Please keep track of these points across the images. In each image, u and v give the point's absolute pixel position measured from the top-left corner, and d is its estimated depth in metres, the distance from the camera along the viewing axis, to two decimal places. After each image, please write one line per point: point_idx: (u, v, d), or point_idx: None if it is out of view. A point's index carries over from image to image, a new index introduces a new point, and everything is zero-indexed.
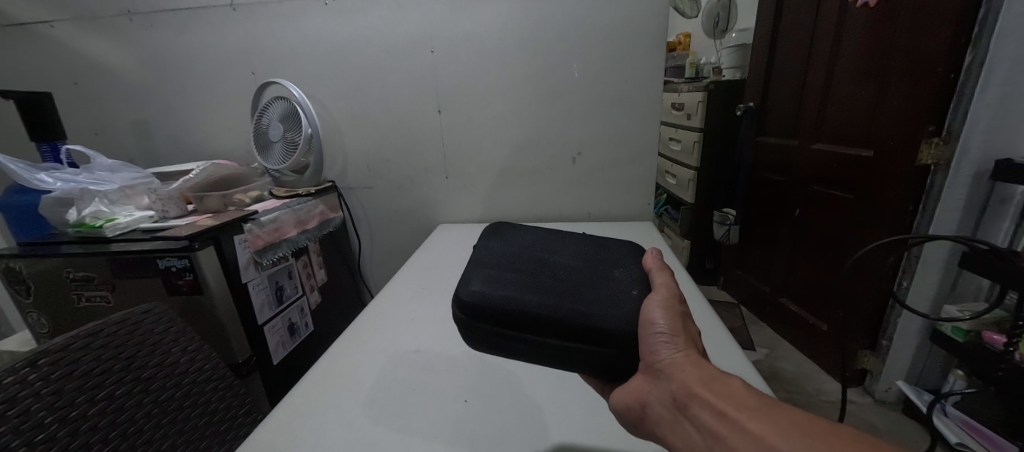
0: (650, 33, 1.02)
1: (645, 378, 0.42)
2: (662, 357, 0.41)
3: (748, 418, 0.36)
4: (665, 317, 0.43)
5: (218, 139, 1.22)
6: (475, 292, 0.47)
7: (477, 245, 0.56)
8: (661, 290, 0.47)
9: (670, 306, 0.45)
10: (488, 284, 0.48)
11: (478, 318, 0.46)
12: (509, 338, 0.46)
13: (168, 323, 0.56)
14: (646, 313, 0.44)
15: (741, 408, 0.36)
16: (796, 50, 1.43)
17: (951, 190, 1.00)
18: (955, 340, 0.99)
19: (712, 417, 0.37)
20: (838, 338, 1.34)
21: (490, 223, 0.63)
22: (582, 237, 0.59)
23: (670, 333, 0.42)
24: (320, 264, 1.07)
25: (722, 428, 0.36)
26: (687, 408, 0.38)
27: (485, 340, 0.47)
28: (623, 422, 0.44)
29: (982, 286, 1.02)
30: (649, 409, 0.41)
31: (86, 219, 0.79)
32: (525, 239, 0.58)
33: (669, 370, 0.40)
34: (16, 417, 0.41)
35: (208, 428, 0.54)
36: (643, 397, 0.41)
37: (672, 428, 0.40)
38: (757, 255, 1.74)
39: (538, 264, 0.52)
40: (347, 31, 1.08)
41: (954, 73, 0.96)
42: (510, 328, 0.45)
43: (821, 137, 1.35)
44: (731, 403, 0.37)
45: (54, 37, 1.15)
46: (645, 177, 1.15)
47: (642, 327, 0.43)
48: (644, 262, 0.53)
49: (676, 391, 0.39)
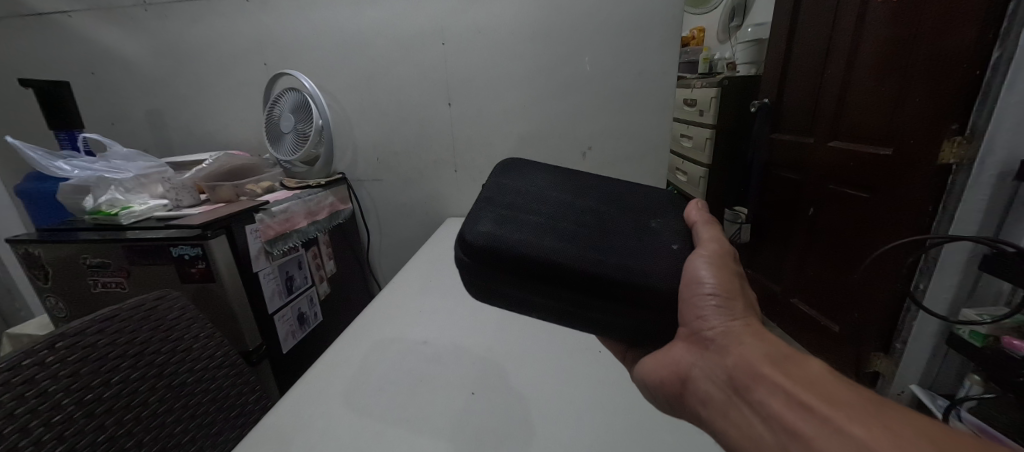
0: (664, 26, 1.00)
1: (693, 346, 0.43)
2: (714, 325, 0.43)
3: (845, 419, 0.34)
4: (714, 277, 0.44)
5: (231, 129, 1.23)
6: (484, 233, 0.45)
7: (489, 183, 0.54)
8: (710, 245, 0.47)
9: (719, 264, 0.45)
10: (500, 225, 0.46)
11: (486, 260, 0.44)
12: (517, 285, 0.44)
13: (182, 309, 0.57)
14: (693, 273, 0.44)
15: (827, 401, 0.36)
16: (813, 43, 1.39)
17: (972, 190, 0.97)
18: (973, 344, 0.96)
19: (783, 404, 0.37)
20: (850, 339, 1.32)
21: (504, 159, 0.60)
22: (613, 180, 0.58)
23: (722, 297, 0.43)
24: (329, 256, 1.08)
25: (795, 418, 0.36)
26: (746, 390, 0.39)
27: (493, 287, 0.46)
28: (662, 394, 0.46)
29: (1003, 290, 0.97)
30: (695, 379, 0.42)
31: (102, 206, 0.81)
32: (541, 179, 0.56)
33: (722, 341, 0.42)
34: (35, 397, 0.41)
35: (219, 414, 0.55)
36: (689, 367, 0.43)
37: (722, 408, 0.40)
38: (768, 254, 1.71)
39: (557, 208, 0.50)
40: (358, 22, 1.08)
41: (980, 70, 0.92)
42: (518, 273, 0.44)
43: (838, 134, 1.33)
44: (813, 393, 0.36)
45: (71, 27, 1.17)
46: (657, 173, 1.13)
47: (691, 286, 0.44)
48: (688, 216, 0.53)
49: (731, 367, 0.40)
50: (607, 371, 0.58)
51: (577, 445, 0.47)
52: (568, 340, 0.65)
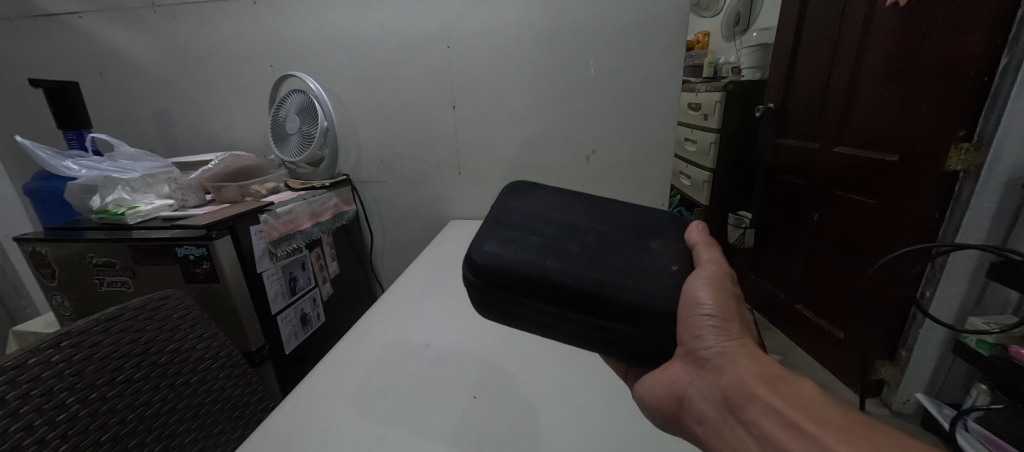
0: (669, 30, 1.00)
1: (688, 367, 0.43)
2: (709, 345, 0.42)
3: (831, 437, 0.35)
4: (712, 299, 0.44)
5: (237, 130, 1.24)
6: (489, 252, 0.45)
7: (496, 202, 0.54)
8: (710, 268, 0.47)
9: (718, 286, 0.45)
10: (505, 246, 0.46)
11: (490, 279, 0.44)
12: (521, 303, 0.45)
13: (186, 309, 0.57)
14: (692, 295, 0.44)
15: (820, 423, 0.36)
16: (819, 48, 1.39)
17: (980, 197, 0.96)
18: (980, 353, 0.95)
19: (775, 424, 0.37)
20: (856, 346, 1.31)
21: (511, 179, 0.61)
22: (614, 201, 0.58)
23: (719, 319, 0.42)
24: (332, 257, 1.08)
25: (786, 438, 0.36)
26: (739, 410, 0.39)
27: (497, 306, 0.46)
28: (657, 411, 0.46)
29: (1010, 299, 0.96)
30: (690, 400, 0.42)
31: (109, 205, 0.81)
32: (546, 198, 0.56)
33: (718, 361, 0.41)
34: (40, 396, 0.42)
35: (222, 414, 0.55)
36: (684, 387, 0.43)
37: (717, 427, 0.40)
38: (772, 259, 1.70)
39: (562, 227, 0.51)
40: (365, 24, 1.08)
41: (988, 76, 0.92)
42: (522, 292, 0.44)
43: (843, 140, 1.32)
44: (806, 414, 0.36)
45: (81, 28, 1.18)
46: (661, 177, 1.13)
47: (688, 307, 0.43)
48: (689, 237, 0.52)
49: (725, 387, 0.40)
50: (610, 378, 0.57)
51: (578, 446, 0.47)
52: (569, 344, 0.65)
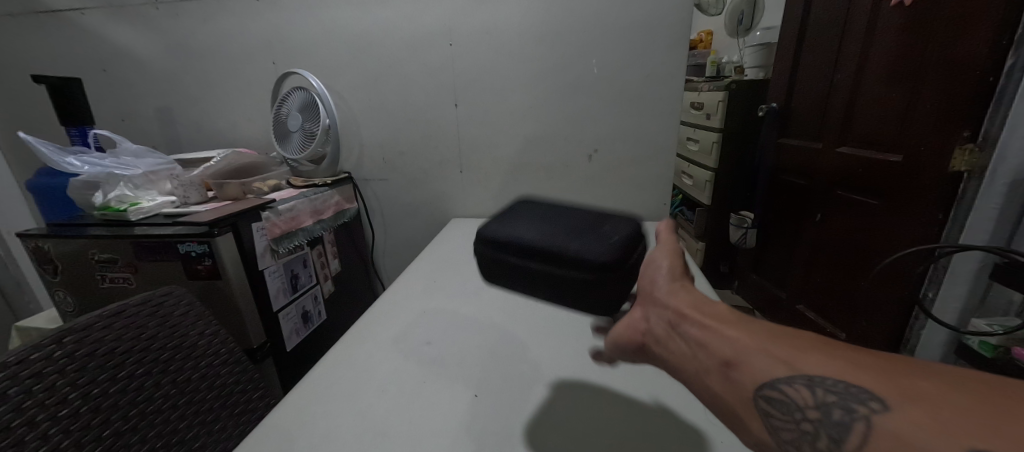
0: (672, 29, 0.99)
1: (643, 307, 0.46)
2: (659, 286, 0.46)
3: (741, 337, 0.38)
4: (668, 261, 0.48)
5: (240, 128, 1.24)
6: (486, 227, 0.54)
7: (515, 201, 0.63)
8: (672, 244, 0.52)
9: (676, 253, 0.50)
10: (500, 222, 0.55)
11: (480, 245, 0.53)
12: (502, 263, 0.51)
13: (187, 306, 0.57)
14: (652, 259, 0.50)
15: (736, 330, 0.39)
16: (823, 47, 1.38)
17: (984, 198, 0.93)
18: (983, 355, 0.93)
19: (700, 332, 0.40)
20: (858, 347, 1.31)
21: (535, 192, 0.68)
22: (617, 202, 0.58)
23: (670, 270, 0.47)
24: (334, 254, 1.08)
25: (709, 341, 0.39)
26: (678, 326, 0.42)
27: (488, 268, 0.53)
28: (624, 351, 0.48)
29: (1014, 300, 0.91)
30: (645, 330, 0.45)
31: (111, 202, 0.81)
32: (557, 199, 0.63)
33: (664, 296, 0.45)
34: (43, 391, 0.42)
35: (224, 410, 0.56)
36: (640, 322, 0.46)
37: (665, 347, 0.43)
38: (774, 259, 1.70)
39: (554, 212, 0.57)
40: (367, 21, 1.08)
41: (993, 75, 0.91)
42: (501, 254, 0.51)
43: (846, 141, 1.32)
44: (725, 324, 0.40)
45: (84, 24, 1.18)
46: (663, 176, 1.13)
47: (647, 268, 0.49)
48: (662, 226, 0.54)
49: (670, 314, 0.43)
50: (612, 376, 0.57)
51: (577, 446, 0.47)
52: (570, 342, 0.65)
